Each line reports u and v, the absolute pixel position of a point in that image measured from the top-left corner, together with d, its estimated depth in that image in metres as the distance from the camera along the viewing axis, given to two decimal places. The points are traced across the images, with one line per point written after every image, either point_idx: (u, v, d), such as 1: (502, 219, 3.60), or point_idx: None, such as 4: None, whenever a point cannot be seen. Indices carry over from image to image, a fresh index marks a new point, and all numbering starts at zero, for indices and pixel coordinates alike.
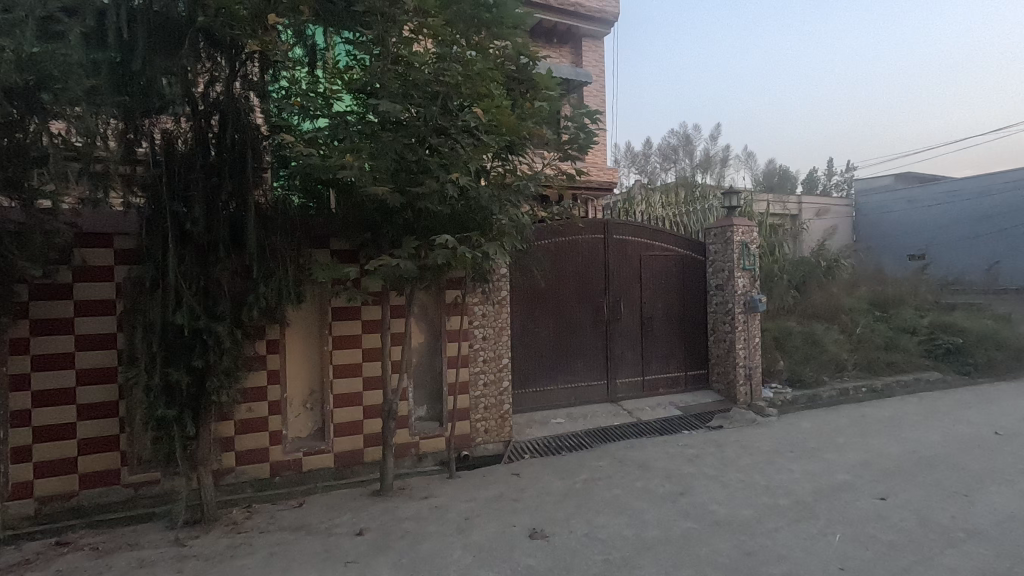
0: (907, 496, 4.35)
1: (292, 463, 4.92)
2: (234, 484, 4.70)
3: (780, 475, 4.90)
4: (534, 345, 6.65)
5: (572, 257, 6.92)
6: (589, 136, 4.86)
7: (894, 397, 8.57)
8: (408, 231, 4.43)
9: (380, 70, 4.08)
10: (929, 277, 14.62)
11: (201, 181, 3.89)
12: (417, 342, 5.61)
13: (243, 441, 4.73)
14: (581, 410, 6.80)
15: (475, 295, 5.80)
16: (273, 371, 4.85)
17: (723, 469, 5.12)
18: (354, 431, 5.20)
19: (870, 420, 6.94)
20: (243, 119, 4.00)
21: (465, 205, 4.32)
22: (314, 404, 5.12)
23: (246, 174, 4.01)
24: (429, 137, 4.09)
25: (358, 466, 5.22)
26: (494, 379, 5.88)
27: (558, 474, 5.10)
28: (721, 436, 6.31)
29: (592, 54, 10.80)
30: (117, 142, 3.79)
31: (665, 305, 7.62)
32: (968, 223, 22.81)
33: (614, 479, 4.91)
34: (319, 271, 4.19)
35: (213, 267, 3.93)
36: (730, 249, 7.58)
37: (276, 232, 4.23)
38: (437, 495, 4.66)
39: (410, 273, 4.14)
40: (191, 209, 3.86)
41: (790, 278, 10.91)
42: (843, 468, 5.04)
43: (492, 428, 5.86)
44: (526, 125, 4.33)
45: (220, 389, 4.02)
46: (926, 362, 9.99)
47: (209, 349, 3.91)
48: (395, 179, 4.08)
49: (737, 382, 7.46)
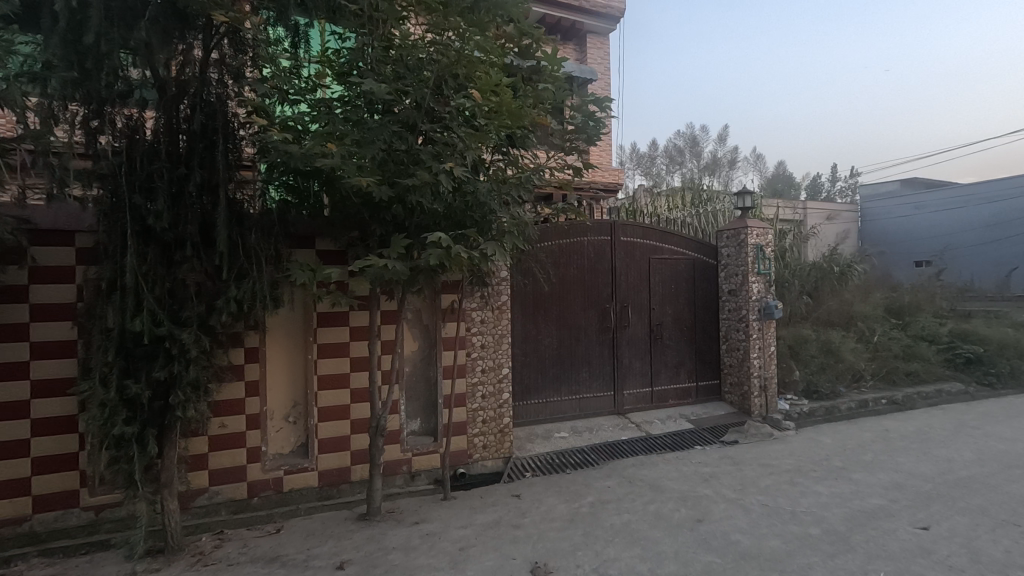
0: (951, 526, 3.90)
1: (273, 482, 4.51)
2: (206, 506, 4.28)
3: (807, 499, 4.45)
4: (536, 354, 6.22)
5: (576, 259, 6.50)
6: (597, 125, 4.61)
7: (915, 410, 8.10)
8: (397, 229, 4.02)
9: (372, 49, 3.71)
10: (945, 284, 14.14)
11: (166, 172, 3.49)
12: (411, 351, 5.18)
13: (217, 458, 4.31)
14: (586, 423, 6.36)
15: (473, 299, 5.41)
16: (253, 382, 4.45)
17: (743, 491, 4.68)
18: (340, 447, 4.79)
19: (895, 436, 6.49)
20: (214, 104, 3.64)
21: (462, 201, 3.90)
22: (298, 417, 4.71)
23: (217, 164, 3.60)
24: (421, 123, 3.68)
25: (345, 485, 4.80)
26: (494, 391, 5.47)
27: (562, 496, 4.67)
28: (737, 453, 5.86)
29: (598, 51, 10.42)
30: (82, 133, 3.48)
31: (675, 311, 7.21)
32: (979, 229, 22.33)
33: (624, 503, 4.48)
34: (298, 272, 3.75)
35: (178, 267, 3.52)
36: (743, 252, 7.15)
37: (252, 229, 3.80)
38: (429, 520, 4.23)
39: (400, 275, 3.72)
40: (155, 202, 3.45)
41: (803, 284, 10.52)
42: (876, 491, 4.59)
43: (491, 444, 5.43)
44: (530, 113, 3.92)
45: (186, 403, 3.59)
46: (946, 373, 9.51)
47: (174, 358, 3.50)
48: (384, 170, 3.65)
49: (752, 393, 7.01)
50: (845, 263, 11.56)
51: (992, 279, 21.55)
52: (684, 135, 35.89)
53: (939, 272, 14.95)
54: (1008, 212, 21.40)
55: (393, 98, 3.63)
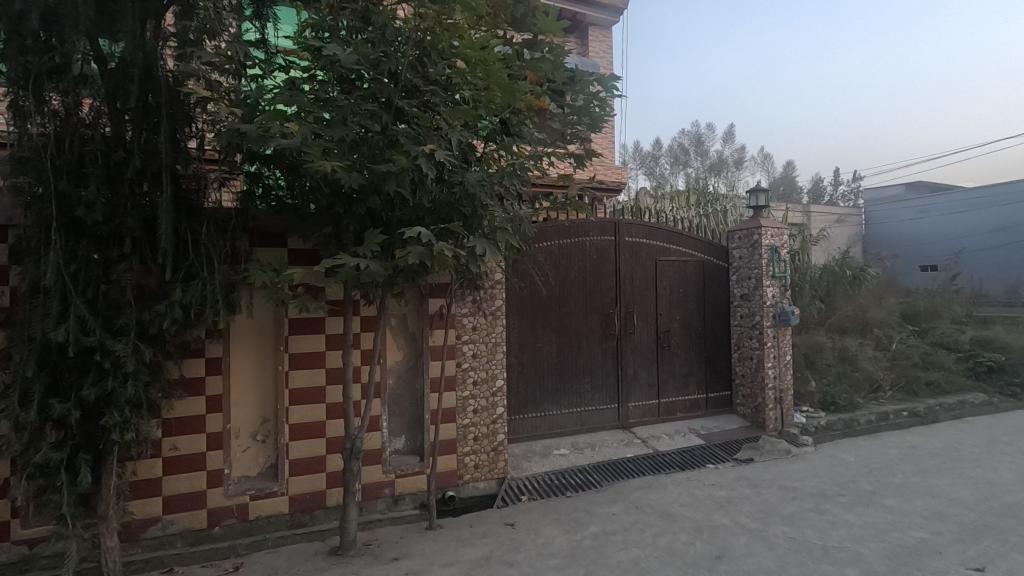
0: (1010, 566, 3.39)
1: (236, 509, 4.01)
2: (160, 538, 3.78)
3: (838, 531, 3.94)
4: (534, 363, 5.73)
5: (577, 260, 6.01)
6: (604, 108, 4.07)
7: (939, 424, 7.55)
8: (373, 223, 3.52)
9: (344, 13, 3.21)
10: (961, 290, 13.57)
11: (101, 155, 3.02)
12: (394, 362, 4.67)
13: (173, 483, 3.83)
14: (588, 438, 5.86)
15: (463, 304, 4.92)
16: (214, 397, 3.96)
17: (764, 520, 4.16)
18: (314, 468, 4.28)
19: (923, 453, 5.96)
20: (155, 77, 3.12)
21: (447, 192, 3.41)
22: (267, 436, 4.21)
23: (160, 144, 3.09)
24: (396, 98, 3.15)
25: (320, 512, 4.29)
26: (487, 405, 4.96)
27: (562, 526, 4.15)
28: (752, 473, 5.33)
29: (599, 44, 9.90)
30: (6, 110, 2.98)
31: (683, 316, 6.71)
32: (989, 232, 21.77)
33: (632, 534, 3.97)
34: (257, 273, 3.24)
35: (115, 267, 3.04)
36: (756, 254, 6.64)
37: (204, 221, 3.35)
38: (410, 556, 3.72)
39: (377, 277, 3.21)
40: (86, 190, 2.95)
41: (814, 289, 10.01)
42: (915, 522, 4.07)
43: (484, 463, 4.93)
44: (524, 90, 3.41)
45: (124, 425, 3.08)
46: (968, 382, 8.96)
47: (107, 373, 3.00)
48: (356, 155, 3.15)
49: (766, 406, 6.51)
50: (857, 266, 11.05)
51: (1002, 284, 20.98)
52: (686, 136, 35.43)
53: (951, 277, 14.42)
54: (1015, 216, 20.89)
55: (364, 70, 3.14)
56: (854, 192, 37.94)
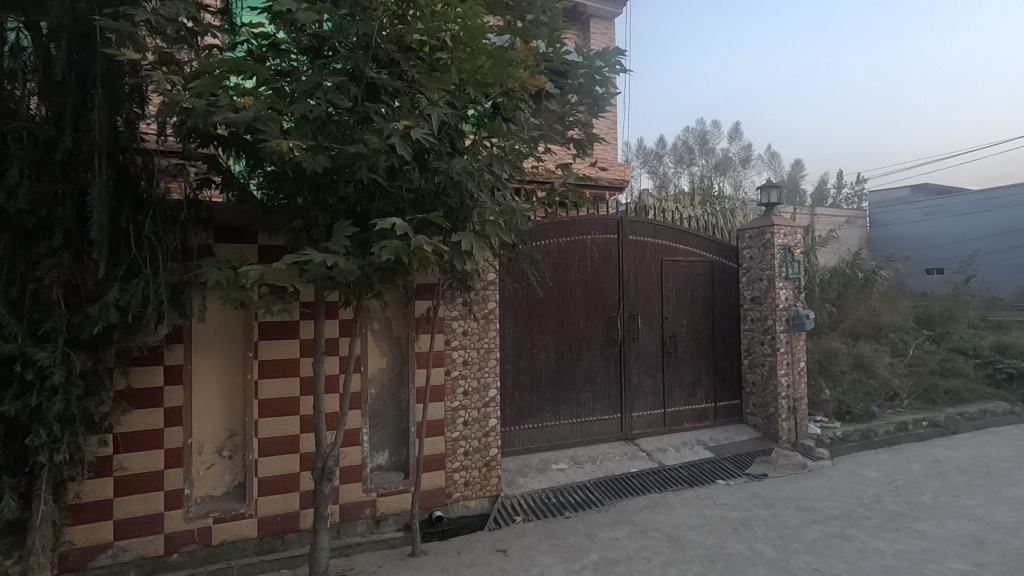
0: None
1: (198, 533, 3.60)
2: (110, 567, 3.38)
3: (868, 562, 3.52)
4: (531, 371, 5.32)
5: (578, 259, 5.60)
6: (604, 83, 3.66)
7: (962, 435, 7.11)
8: (347, 215, 3.11)
9: None
10: (974, 292, 13.10)
11: (28, 134, 2.65)
12: (377, 370, 4.26)
13: (126, 505, 3.42)
14: (588, 451, 5.45)
15: (453, 307, 4.52)
16: (173, 409, 3.55)
17: (784, 547, 3.74)
18: (286, 487, 3.87)
19: (950, 469, 5.53)
20: (91, 45, 2.73)
21: (430, 181, 3.01)
22: (234, 451, 3.80)
23: (93, 122, 2.70)
24: (368, 68, 2.74)
25: (292, 535, 3.88)
26: (478, 417, 4.56)
27: (561, 553, 3.74)
28: (767, 491, 4.92)
29: (601, 36, 9.51)
30: None
31: (690, 320, 6.31)
32: (998, 234, 21.28)
33: (638, 565, 3.55)
34: (211, 271, 2.82)
35: (42, 262, 2.65)
36: (768, 254, 6.23)
37: (150, 212, 2.99)
38: None
39: (349, 278, 2.78)
40: (7, 173, 2.57)
41: (825, 292, 9.59)
42: (952, 551, 3.65)
43: (474, 481, 4.51)
44: (517, 64, 3.00)
45: (53, 446, 2.69)
46: (989, 390, 8.50)
47: (32, 386, 2.61)
48: (322, 135, 2.74)
49: (779, 416, 6.09)
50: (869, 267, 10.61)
51: (1013, 288, 20.46)
52: (689, 138, 35.00)
53: (964, 279, 13.93)
54: None
55: (333, 38, 2.74)
56: (858, 194, 37.48)
